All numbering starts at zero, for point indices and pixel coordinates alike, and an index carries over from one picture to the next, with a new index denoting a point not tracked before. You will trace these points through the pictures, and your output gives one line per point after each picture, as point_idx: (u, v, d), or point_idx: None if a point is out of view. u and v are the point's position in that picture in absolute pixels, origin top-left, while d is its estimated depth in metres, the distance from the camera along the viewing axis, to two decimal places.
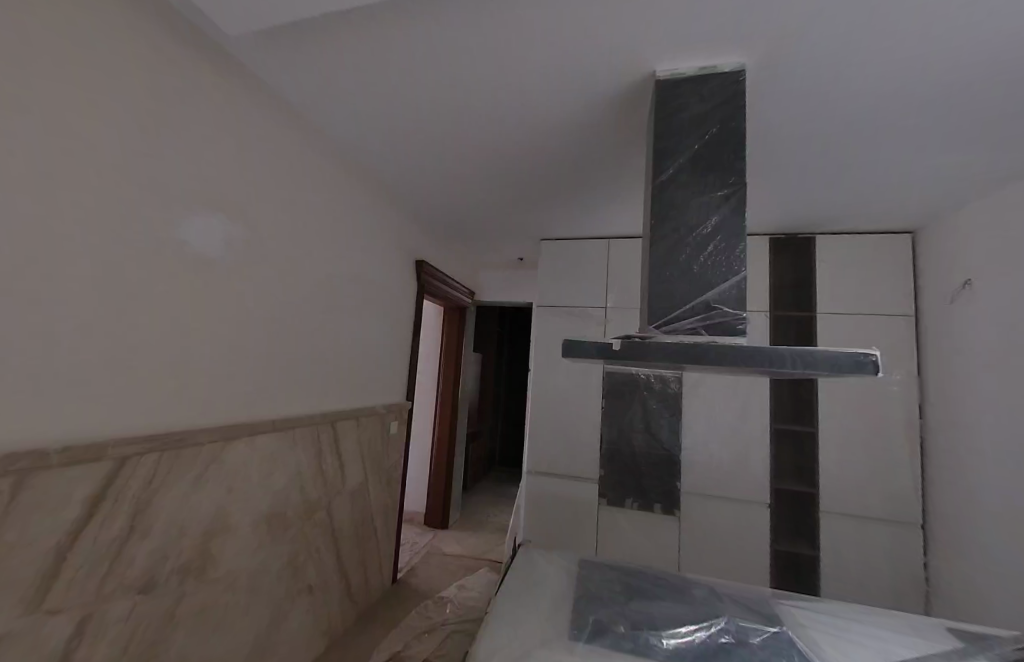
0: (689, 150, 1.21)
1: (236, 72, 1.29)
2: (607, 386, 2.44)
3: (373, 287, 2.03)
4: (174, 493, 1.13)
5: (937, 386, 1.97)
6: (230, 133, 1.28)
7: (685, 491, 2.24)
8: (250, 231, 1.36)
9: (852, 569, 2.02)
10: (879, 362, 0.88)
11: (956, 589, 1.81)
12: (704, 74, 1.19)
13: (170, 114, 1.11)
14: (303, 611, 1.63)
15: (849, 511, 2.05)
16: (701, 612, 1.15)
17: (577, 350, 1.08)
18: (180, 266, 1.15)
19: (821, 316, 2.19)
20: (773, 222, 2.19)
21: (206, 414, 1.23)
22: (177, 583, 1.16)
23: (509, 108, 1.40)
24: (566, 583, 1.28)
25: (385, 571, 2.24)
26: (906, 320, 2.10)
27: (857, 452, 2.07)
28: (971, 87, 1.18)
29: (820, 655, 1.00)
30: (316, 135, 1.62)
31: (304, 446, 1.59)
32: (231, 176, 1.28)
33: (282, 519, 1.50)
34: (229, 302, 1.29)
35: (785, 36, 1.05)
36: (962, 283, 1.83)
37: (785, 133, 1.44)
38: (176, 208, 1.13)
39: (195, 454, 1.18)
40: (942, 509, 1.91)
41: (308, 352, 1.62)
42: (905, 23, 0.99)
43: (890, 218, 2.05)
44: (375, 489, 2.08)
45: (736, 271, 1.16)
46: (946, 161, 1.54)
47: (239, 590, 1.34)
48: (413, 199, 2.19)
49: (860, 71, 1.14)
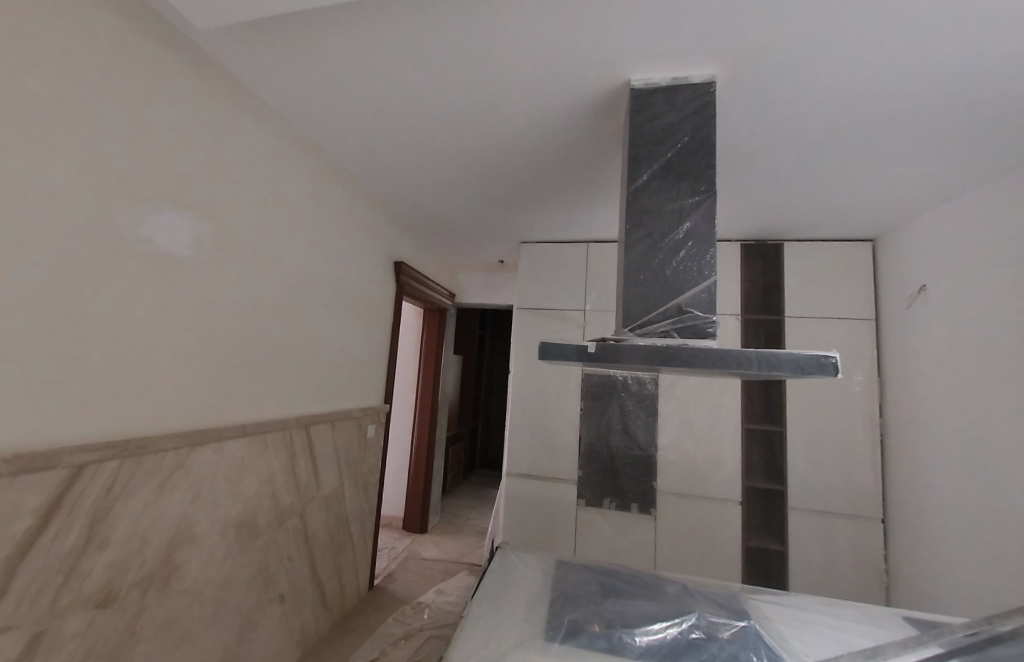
0: (662, 158, 1.25)
1: (207, 64, 1.25)
2: (585, 387, 2.46)
3: (349, 288, 2.00)
4: (136, 502, 1.09)
5: (896, 386, 2.07)
6: (200, 130, 1.24)
7: (661, 491, 2.28)
8: (220, 229, 1.31)
9: (817, 563, 2.10)
10: (838, 363, 0.92)
11: (914, 580, 1.90)
12: (676, 85, 1.23)
13: (136, 109, 1.07)
14: (274, 620, 1.58)
15: (815, 507, 2.13)
16: (673, 609, 1.18)
17: (555, 351, 1.09)
18: (144, 265, 1.10)
19: (788, 319, 2.28)
20: (743, 228, 2.27)
21: (171, 419, 1.18)
22: (139, 596, 1.11)
23: (488, 110, 1.40)
24: (542, 584, 1.29)
25: (361, 578, 2.20)
26: (867, 323, 2.20)
27: (823, 450, 2.16)
28: (926, 102, 1.25)
29: (786, 646, 1.04)
30: (290, 132, 1.58)
31: (275, 451, 1.55)
32: (201, 173, 1.25)
33: (252, 527, 1.45)
34: (196, 303, 1.24)
35: (752, 49, 1.10)
36: (917, 289, 1.95)
37: (754, 143, 1.50)
38: (140, 204, 1.09)
39: (158, 461, 1.14)
40: (900, 503, 2.01)
41: (281, 354, 1.59)
42: (867, 39, 1.05)
43: (852, 226, 2.15)
44: (350, 493, 2.04)
45: (708, 276, 1.19)
46: (905, 171, 1.62)
47: (205, 601, 1.29)
48: (391, 198, 2.17)
49: (823, 83, 1.20)
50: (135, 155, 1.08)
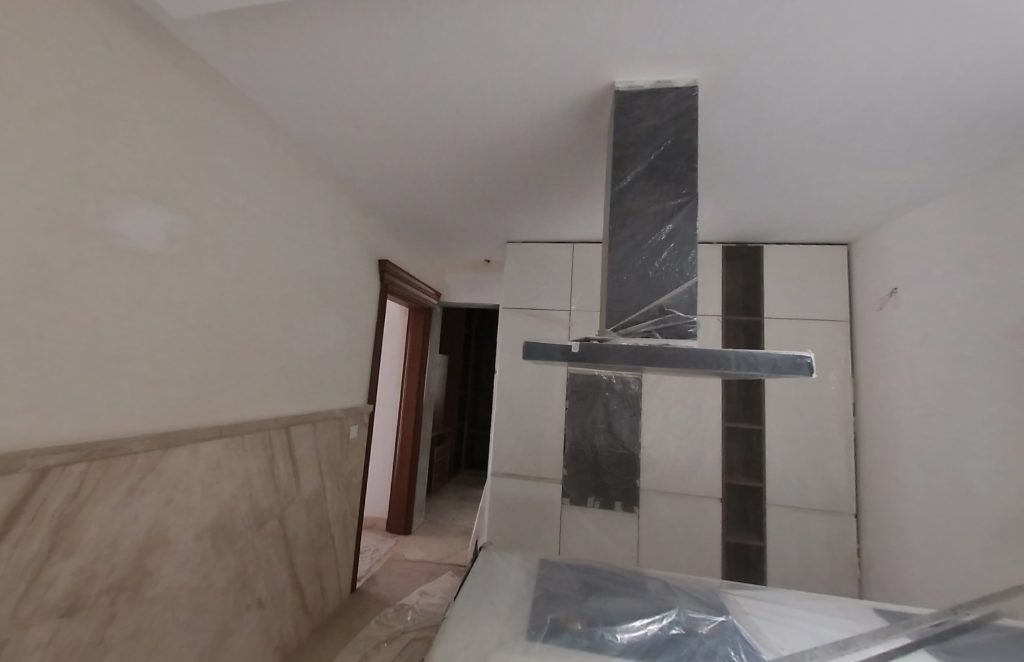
0: (646, 160, 1.26)
1: (183, 55, 1.22)
2: (570, 386, 2.47)
3: (331, 287, 1.97)
4: (106, 506, 1.05)
5: (869, 385, 2.14)
6: (174, 121, 1.20)
7: (645, 489, 2.31)
8: (196, 224, 1.28)
9: (794, 558, 2.16)
10: (813, 363, 0.94)
11: (885, 572, 1.97)
12: (660, 88, 1.24)
13: (108, 99, 1.04)
14: (251, 626, 1.54)
15: (792, 504, 2.19)
16: (654, 606, 1.19)
17: (539, 350, 1.09)
18: (114, 261, 1.07)
19: (767, 320, 2.33)
20: (724, 231, 2.32)
21: (143, 420, 1.15)
22: (108, 603, 1.07)
23: (473, 108, 1.40)
24: (526, 584, 1.29)
25: (343, 581, 2.17)
26: (842, 324, 2.27)
27: (800, 448, 2.21)
28: (898, 111, 1.30)
29: (763, 639, 1.06)
30: (268, 125, 1.55)
31: (254, 453, 1.52)
32: (176, 167, 1.21)
33: (229, 531, 1.42)
34: (169, 299, 1.20)
35: (733, 55, 1.12)
36: (889, 292, 2.02)
37: (734, 147, 1.53)
38: (111, 198, 1.05)
39: (129, 464, 1.10)
40: (872, 499, 2.07)
41: (260, 353, 1.55)
42: (841, 49, 1.08)
43: (828, 230, 2.21)
44: (332, 496, 2.01)
45: (689, 277, 1.21)
46: (878, 178, 1.68)
47: (179, 609, 1.25)
48: (375, 194, 2.14)
49: (800, 91, 1.23)
50: (105, 147, 1.04)
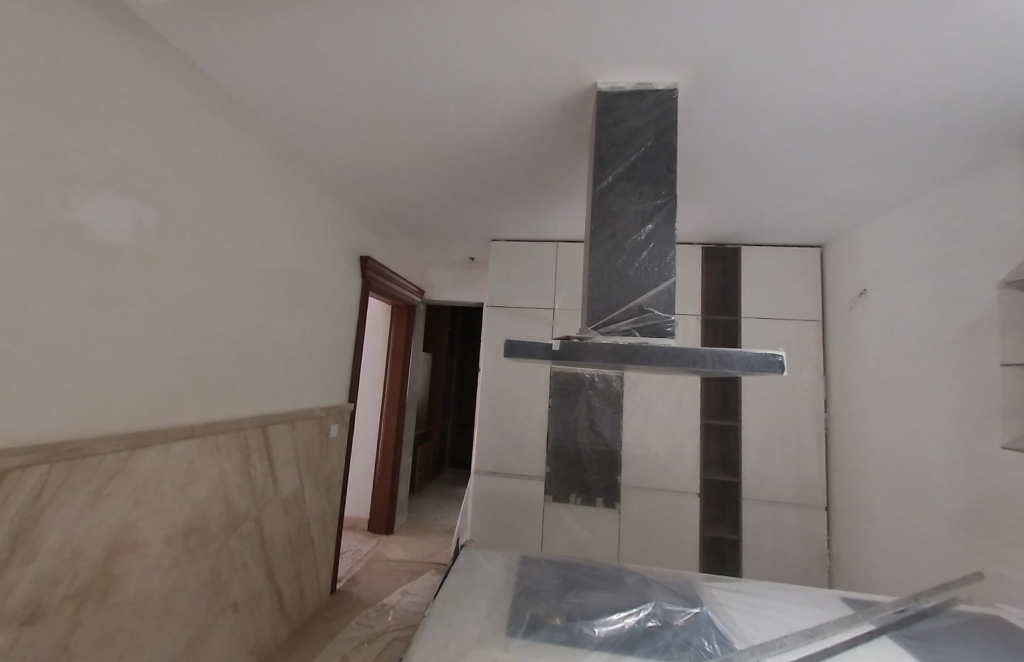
0: (626, 161, 1.28)
1: (156, 44, 1.18)
2: (553, 385, 2.49)
3: (310, 283, 1.94)
4: (69, 509, 1.01)
5: (839, 383, 2.22)
6: (143, 109, 1.16)
7: (625, 485, 2.35)
8: (167, 218, 1.24)
9: (768, 550, 2.22)
10: (784, 362, 0.97)
11: (853, 562, 2.05)
12: (641, 90, 1.26)
13: (75, 87, 1.00)
14: (226, 631, 1.51)
15: (766, 498, 2.25)
16: (632, 599, 1.22)
17: (520, 349, 1.08)
18: (79, 254, 1.02)
19: (744, 320, 2.39)
20: (704, 233, 2.37)
21: (110, 420, 1.11)
22: (73, 610, 1.03)
23: (455, 104, 1.39)
24: (506, 580, 1.30)
25: (322, 582, 2.14)
26: (815, 324, 2.34)
27: (775, 444, 2.28)
28: (868, 118, 1.35)
29: (735, 630, 1.09)
30: (245, 117, 1.51)
31: (228, 453, 1.48)
32: (144, 157, 1.16)
33: (202, 534, 1.38)
34: (138, 295, 1.16)
35: (712, 59, 1.15)
36: (859, 293, 2.10)
37: (713, 149, 1.57)
38: (76, 190, 1.01)
39: (94, 466, 1.06)
40: (842, 492, 2.16)
41: (234, 351, 1.51)
42: (813, 58, 1.12)
43: (802, 233, 2.28)
44: (311, 496, 1.99)
45: (667, 277, 1.24)
46: (848, 183, 1.75)
47: (149, 614, 1.22)
48: (356, 189, 2.11)
49: (777, 96, 1.27)
50: (70, 134, 0.99)
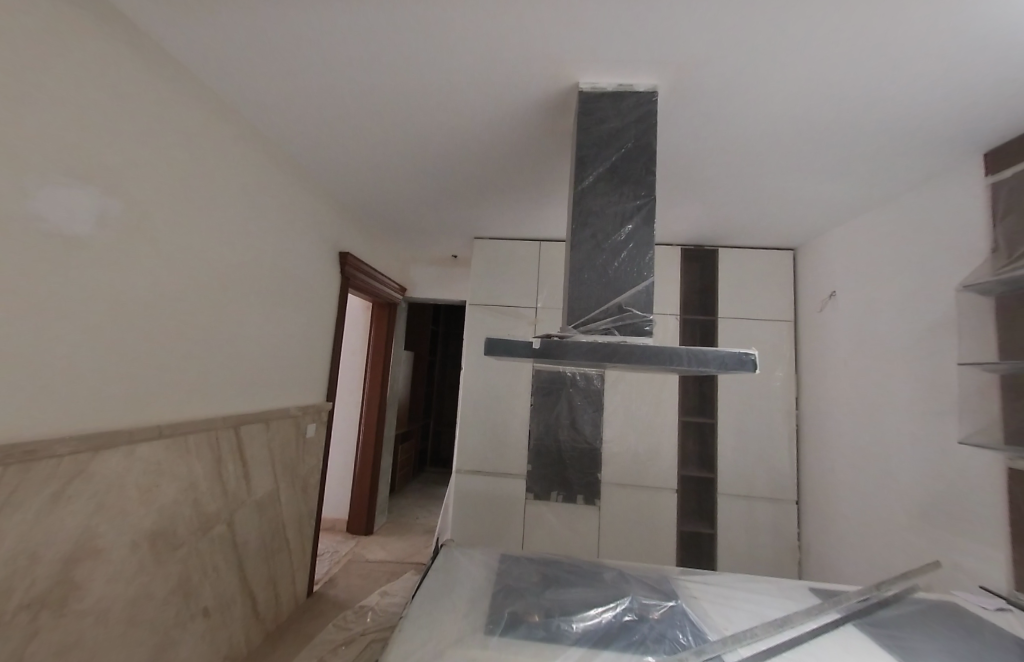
0: (607, 162, 1.30)
1: (122, 26, 1.12)
2: (535, 383, 2.50)
3: (287, 279, 1.90)
4: (23, 515, 0.96)
5: (810, 381, 2.30)
6: (106, 94, 1.10)
7: (605, 482, 2.38)
8: (133, 208, 1.18)
9: (742, 543, 2.28)
10: (756, 360, 0.99)
11: (821, 553, 2.13)
12: (622, 91, 1.27)
13: (32, 67, 0.94)
14: (196, 637, 1.46)
15: (741, 493, 2.31)
16: (609, 594, 1.24)
17: (501, 347, 1.07)
18: (35, 245, 0.97)
19: (721, 320, 2.44)
20: (684, 234, 2.42)
21: (71, 421, 1.06)
22: (29, 620, 0.98)
23: (437, 100, 1.37)
24: (486, 578, 1.30)
25: (298, 585, 2.09)
26: (788, 324, 2.42)
27: (750, 440, 2.34)
28: (837, 126, 1.40)
29: (708, 621, 1.12)
30: (218, 106, 1.45)
31: (199, 454, 1.44)
32: (108, 144, 1.11)
33: (170, 539, 1.33)
34: (100, 289, 1.11)
35: (689, 65, 1.17)
36: (829, 295, 2.18)
37: (691, 153, 1.60)
38: (32, 178, 0.95)
39: (51, 468, 1.01)
40: (811, 486, 2.24)
41: (205, 348, 1.46)
42: (783, 68, 1.16)
43: (777, 236, 2.35)
44: (287, 497, 1.94)
45: (646, 277, 1.26)
46: (820, 188, 1.81)
47: (113, 622, 1.17)
48: (336, 183, 2.07)
49: (752, 102, 1.31)
50: (28, 118, 0.94)
